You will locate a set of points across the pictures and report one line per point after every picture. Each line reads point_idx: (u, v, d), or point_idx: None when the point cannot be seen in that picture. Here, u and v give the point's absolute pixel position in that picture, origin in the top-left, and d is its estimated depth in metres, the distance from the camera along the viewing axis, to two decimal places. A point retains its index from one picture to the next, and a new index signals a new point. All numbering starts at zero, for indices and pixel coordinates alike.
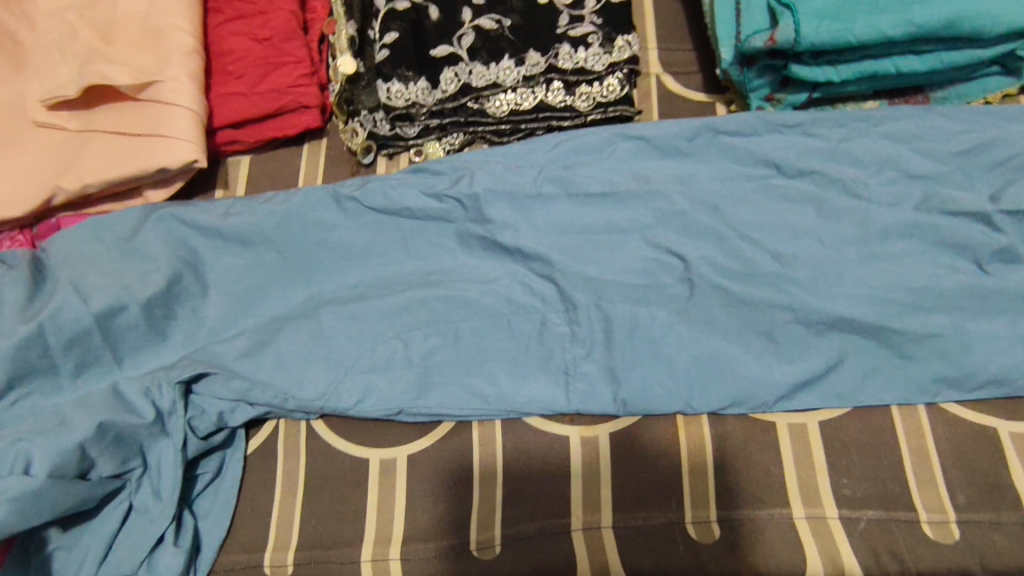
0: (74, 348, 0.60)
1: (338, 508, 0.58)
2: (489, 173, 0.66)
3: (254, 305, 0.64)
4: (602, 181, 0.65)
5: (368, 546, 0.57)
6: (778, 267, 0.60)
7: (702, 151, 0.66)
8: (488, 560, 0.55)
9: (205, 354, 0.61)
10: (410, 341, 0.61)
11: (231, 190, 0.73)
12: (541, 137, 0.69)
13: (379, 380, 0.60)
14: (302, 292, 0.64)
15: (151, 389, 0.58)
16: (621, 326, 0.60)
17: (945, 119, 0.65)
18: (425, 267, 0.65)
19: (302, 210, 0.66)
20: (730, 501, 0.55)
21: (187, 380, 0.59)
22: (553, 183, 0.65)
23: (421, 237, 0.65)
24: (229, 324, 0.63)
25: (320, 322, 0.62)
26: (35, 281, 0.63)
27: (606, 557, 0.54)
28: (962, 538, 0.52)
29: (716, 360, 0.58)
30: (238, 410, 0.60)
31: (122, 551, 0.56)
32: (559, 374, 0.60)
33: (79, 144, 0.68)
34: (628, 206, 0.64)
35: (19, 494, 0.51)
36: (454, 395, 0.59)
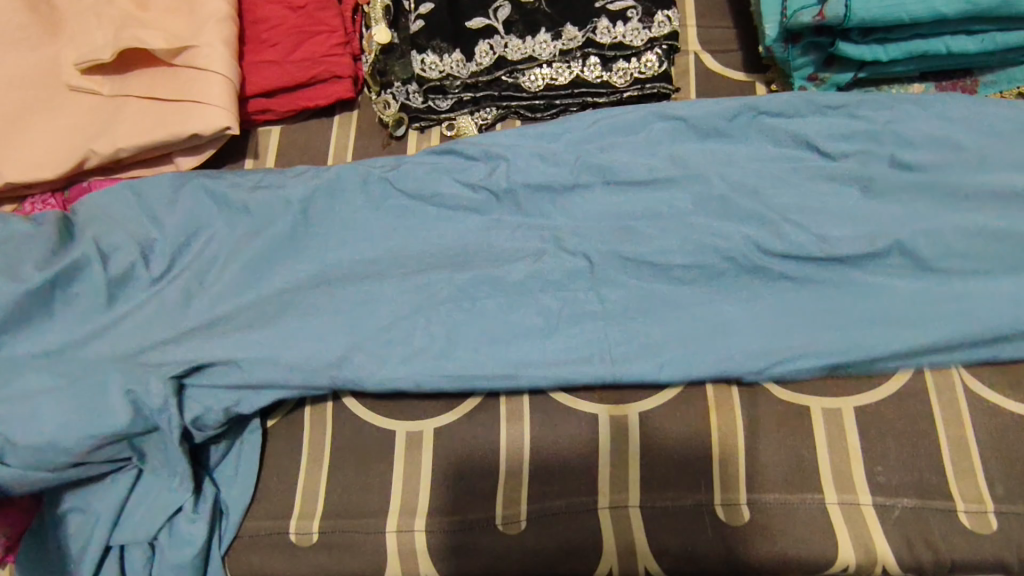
0: (86, 320, 0.61)
1: (364, 478, 0.58)
2: (523, 160, 0.65)
3: (275, 274, 0.63)
4: (640, 168, 0.63)
5: (393, 517, 0.57)
6: (822, 247, 0.58)
7: (742, 132, 0.65)
8: (513, 534, 0.55)
9: (220, 338, 0.60)
10: (441, 311, 0.60)
11: (261, 160, 0.73)
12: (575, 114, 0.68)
13: (408, 347, 0.59)
14: (325, 260, 0.64)
15: (137, 390, 0.56)
16: (657, 300, 0.59)
17: (998, 102, 0.63)
18: (454, 245, 0.64)
19: (330, 187, 0.66)
20: (760, 485, 0.55)
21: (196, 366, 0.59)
22: (589, 172, 0.64)
23: (452, 221, 0.65)
24: (244, 294, 0.62)
25: (345, 295, 0.62)
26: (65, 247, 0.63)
27: (631, 536, 0.54)
28: (1000, 529, 0.51)
29: (754, 333, 0.57)
30: (245, 402, 0.59)
31: (152, 515, 0.56)
32: (591, 347, 0.58)
33: (109, 110, 0.68)
34: (666, 192, 0.63)
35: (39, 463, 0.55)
36: (484, 362, 0.58)
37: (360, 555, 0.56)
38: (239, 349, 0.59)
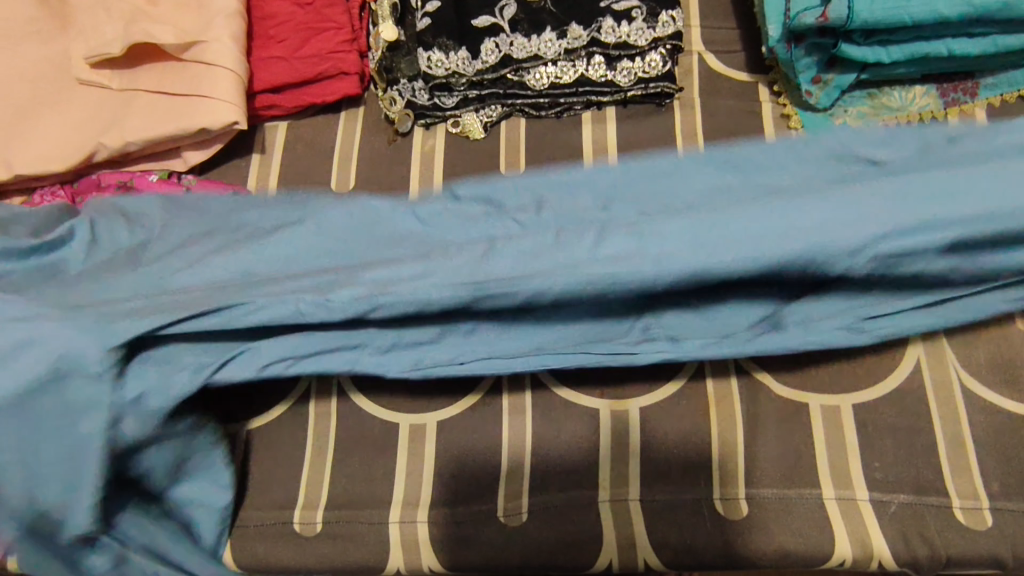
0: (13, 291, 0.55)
1: (368, 470, 0.59)
2: (555, 207, 0.55)
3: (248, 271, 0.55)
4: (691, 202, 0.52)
5: (396, 508, 0.58)
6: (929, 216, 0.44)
7: (806, 160, 0.53)
8: (515, 526, 0.56)
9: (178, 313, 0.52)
10: (441, 264, 0.50)
11: (267, 156, 0.73)
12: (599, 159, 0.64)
13: (400, 270, 0.50)
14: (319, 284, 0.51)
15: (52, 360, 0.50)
16: (704, 224, 0.47)
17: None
18: (470, 269, 0.49)
19: (317, 222, 0.57)
20: (759, 480, 0.55)
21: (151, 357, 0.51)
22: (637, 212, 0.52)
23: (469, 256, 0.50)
24: (189, 275, 0.55)
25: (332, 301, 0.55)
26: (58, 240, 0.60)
27: (631, 529, 0.55)
28: (995, 525, 0.52)
29: (824, 220, 0.45)
30: (179, 386, 0.51)
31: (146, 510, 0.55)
32: (613, 261, 0.47)
33: (118, 104, 0.69)
34: (749, 210, 0.47)
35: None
36: (496, 264, 0.49)
37: (363, 545, 0.57)
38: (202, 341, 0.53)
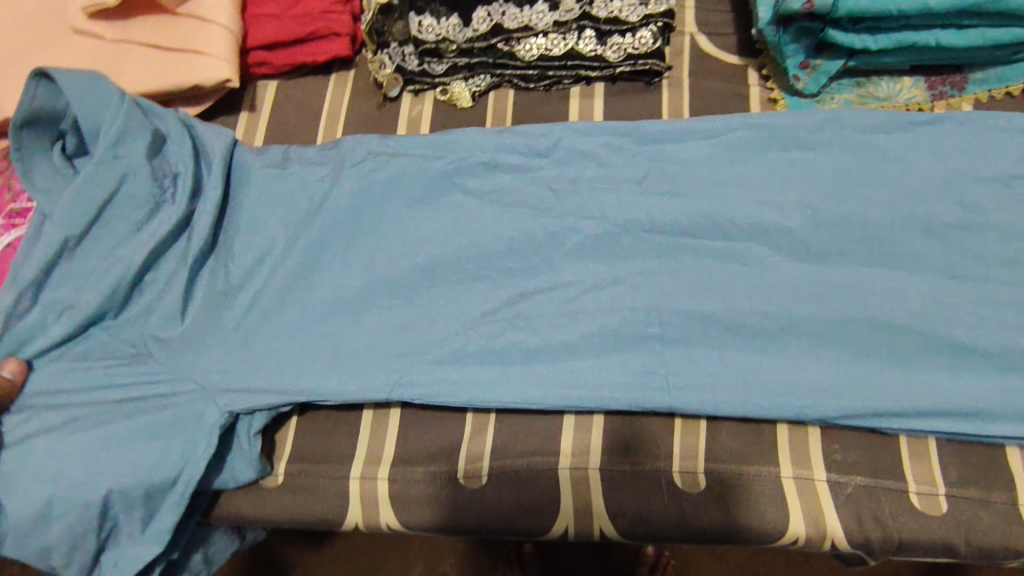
0: (160, 425, 0.54)
1: (334, 426, 0.59)
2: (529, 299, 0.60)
3: (283, 327, 0.59)
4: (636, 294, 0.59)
5: (357, 464, 0.57)
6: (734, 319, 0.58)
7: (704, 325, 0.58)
8: (475, 488, 0.56)
9: (136, 125, 0.60)
10: (415, 312, 0.60)
11: (256, 114, 0.73)
12: (572, 344, 0.58)
13: (398, 305, 0.60)
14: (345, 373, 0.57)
15: (201, 406, 0.55)
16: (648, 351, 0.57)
17: (981, 115, 0.64)
18: (433, 309, 0.60)
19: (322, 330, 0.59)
20: (721, 457, 0.56)
21: (183, 219, 0.61)
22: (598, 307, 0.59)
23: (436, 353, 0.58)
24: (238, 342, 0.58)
25: (259, 416, 0.56)
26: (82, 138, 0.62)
27: (590, 496, 0.55)
28: (949, 511, 0.53)
29: (694, 378, 0.56)
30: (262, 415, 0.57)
31: (85, 536, 0.52)
32: (518, 360, 0.58)
33: (111, 54, 0.68)
34: (632, 321, 0.58)
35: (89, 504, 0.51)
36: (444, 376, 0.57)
37: (322, 500, 0.57)
38: (185, 282, 0.59)
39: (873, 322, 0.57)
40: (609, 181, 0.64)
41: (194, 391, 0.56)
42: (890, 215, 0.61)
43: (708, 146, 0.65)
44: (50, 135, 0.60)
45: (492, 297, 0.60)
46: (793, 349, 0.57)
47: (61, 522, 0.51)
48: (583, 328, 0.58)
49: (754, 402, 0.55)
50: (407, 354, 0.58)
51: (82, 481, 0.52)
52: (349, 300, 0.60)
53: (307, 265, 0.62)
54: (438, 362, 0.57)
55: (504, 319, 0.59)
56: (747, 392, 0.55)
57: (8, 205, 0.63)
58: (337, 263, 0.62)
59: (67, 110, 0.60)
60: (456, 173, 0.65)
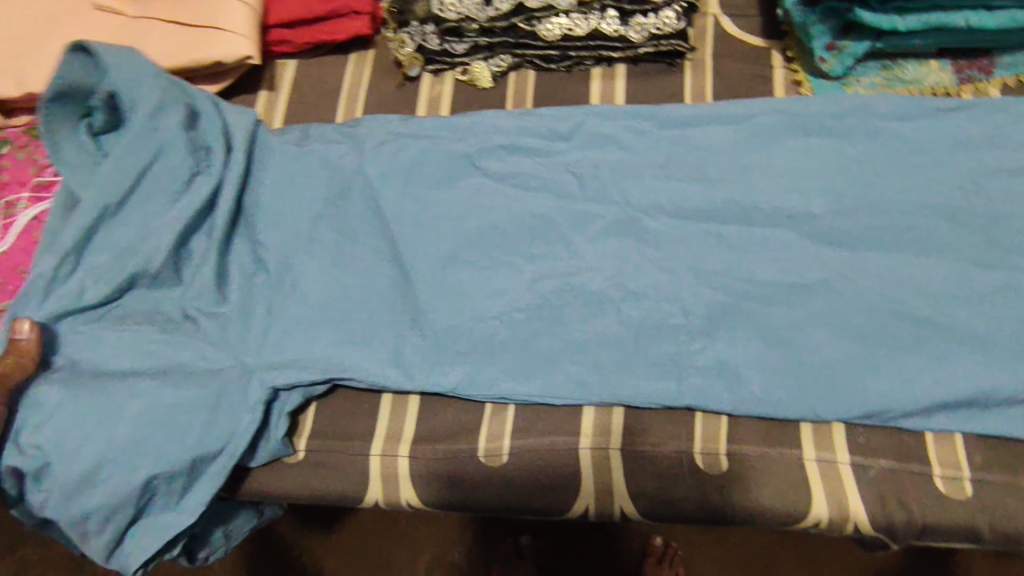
0: (190, 398, 0.53)
1: (353, 405, 0.59)
2: (552, 280, 0.60)
3: (304, 305, 0.59)
4: (659, 278, 0.59)
5: (377, 442, 0.57)
6: (757, 303, 0.58)
7: (729, 314, 0.58)
8: (495, 467, 0.56)
9: (171, 98, 0.60)
10: (436, 292, 0.59)
11: (275, 93, 0.73)
12: (593, 330, 0.58)
13: (419, 286, 0.60)
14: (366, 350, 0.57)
15: (227, 384, 0.54)
16: (671, 336, 0.57)
17: (1010, 98, 0.64)
18: (456, 291, 0.59)
19: (345, 308, 0.59)
20: (744, 438, 0.55)
21: (211, 194, 0.60)
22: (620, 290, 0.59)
23: (459, 336, 0.58)
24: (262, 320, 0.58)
25: (288, 396, 0.56)
26: (115, 116, 0.62)
27: (611, 476, 0.55)
28: (974, 496, 0.52)
29: (719, 363, 0.56)
30: (294, 395, 0.56)
31: (113, 513, 0.51)
32: (540, 342, 0.57)
33: (131, 31, 0.68)
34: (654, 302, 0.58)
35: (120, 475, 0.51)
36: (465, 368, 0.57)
37: (344, 478, 0.57)
38: (207, 261, 0.59)
39: (897, 307, 0.57)
40: (634, 166, 0.64)
41: (219, 369, 0.55)
42: (916, 203, 0.61)
43: (730, 131, 0.65)
44: (76, 111, 0.60)
45: (514, 277, 0.60)
46: (820, 338, 0.56)
47: (93, 496, 0.51)
48: (605, 311, 0.58)
49: (775, 388, 0.55)
50: (429, 336, 0.58)
51: (112, 457, 0.51)
52: (371, 279, 0.60)
53: (329, 244, 0.61)
54: (461, 345, 0.57)
55: (525, 301, 0.59)
56: (769, 375, 0.55)
57: (32, 180, 0.63)
58: (358, 243, 0.61)
59: (100, 86, 0.59)
60: (477, 155, 0.64)
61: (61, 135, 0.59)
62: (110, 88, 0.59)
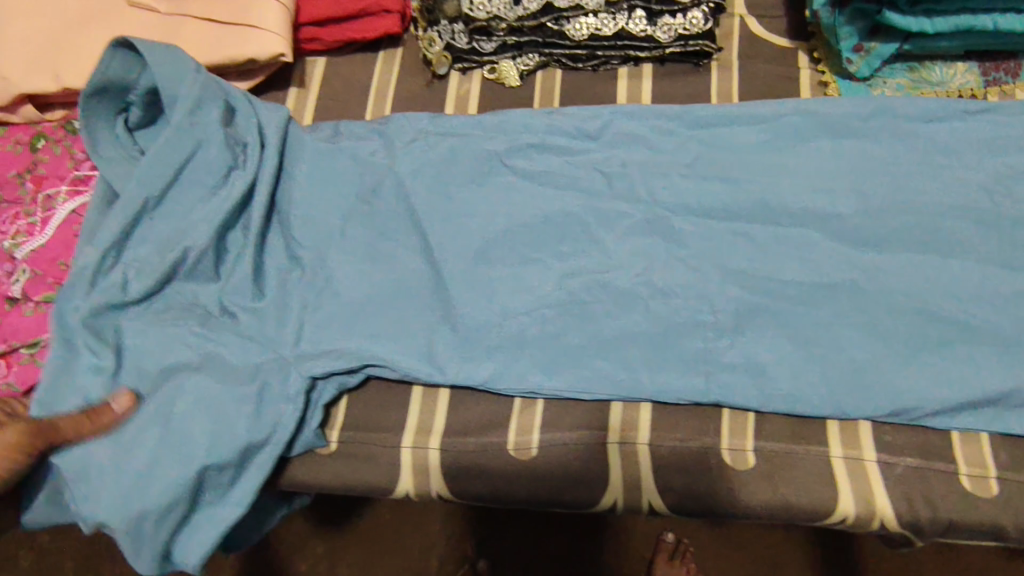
0: (233, 388, 0.54)
1: (384, 398, 0.60)
2: (581, 279, 0.61)
3: (339, 301, 0.60)
4: (685, 279, 0.60)
5: (408, 434, 0.58)
6: (785, 303, 0.59)
7: (755, 313, 0.59)
8: (524, 460, 0.57)
9: (209, 95, 0.61)
10: (466, 289, 0.60)
11: (305, 89, 0.74)
12: (622, 327, 0.59)
13: (450, 284, 0.60)
14: (400, 345, 0.58)
15: (262, 374, 0.56)
16: (698, 334, 0.58)
17: None
18: (485, 289, 0.60)
19: (378, 303, 0.60)
20: (771, 435, 0.56)
21: (247, 187, 0.61)
22: (648, 288, 0.60)
23: (491, 333, 0.59)
24: (296, 314, 0.59)
25: (326, 387, 0.58)
26: (151, 110, 0.63)
27: (640, 470, 0.56)
28: (1000, 494, 0.53)
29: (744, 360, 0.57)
30: (331, 385, 0.58)
31: (169, 509, 0.51)
32: (571, 342, 0.58)
33: (165, 27, 0.69)
34: (682, 300, 0.59)
35: (168, 463, 0.52)
36: (497, 366, 0.58)
37: (375, 469, 0.58)
38: (245, 256, 0.60)
39: (924, 308, 0.58)
40: (661, 166, 0.64)
41: (257, 361, 0.56)
42: (943, 204, 0.61)
43: (757, 132, 0.65)
44: (114, 108, 0.62)
45: (543, 276, 0.61)
46: (847, 337, 0.57)
47: (144, 485, 0.52)
48: (632, 310, 0.59)
49: (802, 385, 0.56)
50: (461, 334, 0.59)
51: (163, 450, 0.53)
52: (402, 275, 0.61)
53: (362, 240, 0.62)
54: (493, 342, 0.58)
55: (554, 299, 0.60)
56: (797, 373, 0.56)
57: (70, 173, 0.64)
58: (390, 239, 0.62)
59: (139, 80, 0.61)
60: (506, 153, 0.65)
61: (103, 129, 0.61)
62: (145, 81, 0.61)
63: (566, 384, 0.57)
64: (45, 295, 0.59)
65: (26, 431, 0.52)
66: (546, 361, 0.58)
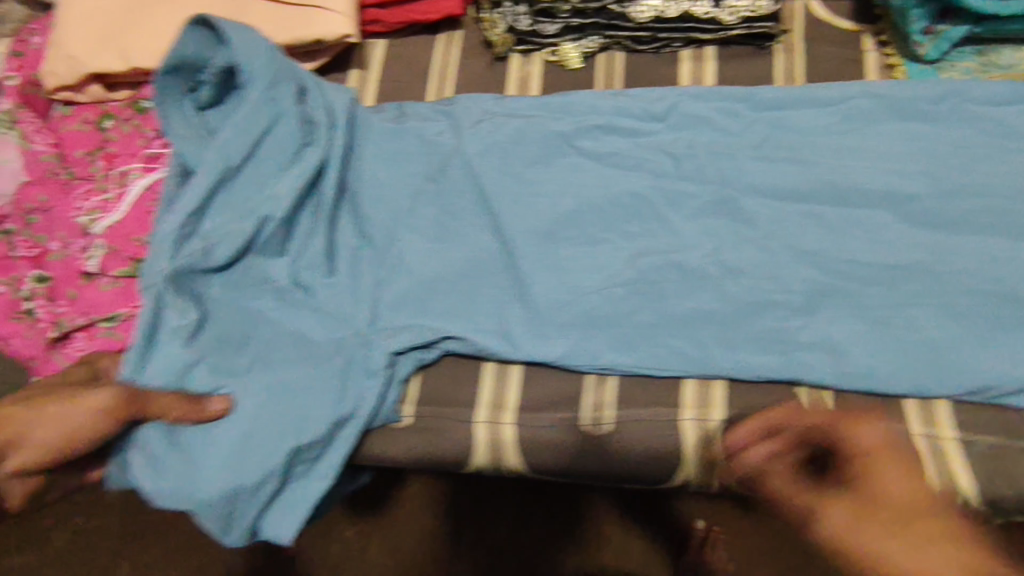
0: (321, 362, 0.56)
1: (456, 373, 0.60)
2: (654, 257, 0.59)
3: (413, 277, 0.60)
4: (759, 259, 0.59)
5: (481, 410, 0.59)
6: (858, 284, 0.59)
7: (830, 292, 0.58)
8: (598, 435, 0.57)
9: (285, 75, 0.61)
10: (537, 268, 0.60)
11: (366, 71, 0.74)
12: (698, 306, 0.57)
13: (520, 261, 0.60)
14: (476, 323, 0.58)
15: (347, 349, 0.57)
16: (773, 313, 0.58)
17: None
18: (559, 270, 0.60)
19: (452, 279, 0.60)
20: (847, 413, 0.56)
21: (319, 163, 0.61)
22: (721, 267, 0.59)
23: (561, 316, 0.58)
24: (370, 292, 0.60)
25: (404, 363, 0.58)
26: (223, 89, 0.63)
27: (715, 447, 0.56)
28: None
29: (819, 339, 0.57)
30: (408, 360, 0.58)
31: (265, 477, 0.53)
32: (646, 323, 0.58)
33: (232, 8, 0.69)
34: (756, 279, 0.58)
35: (261, 431, 0.54)
36: (573, 345, 0.57)
37: (447, 445, 0.58)
38: (320, 233, 0.61)
39: (1000, 289, 0.57)
40: (729, 144, 0.63)
41: (338, 337, 0.58)
42: (1016, 186, 0.61)
43: (824, 115, 0.65)
44: (185, 85, 0.61)
45: (616, 256, 0.60)
46: (922, 317, 0.57)
47: (239, 453, 0.53)
48: (707, 290, 0.58)
49: (877, 364, 0.56)
50: (537, 313, 0.58)
51: (258, 419, 0.54)
52: (474, 253, 0.61)
53: (431, 219, 0.62)
54: (570, 322, 0.58)
55: (627, 277, 0.59)
56: (872, 352, 0.56)
57: (142, 151, 0.64)
58: (459, 218, 0.62)
59: (216, 58, 0.61)
60: (574, 136, 0.64)
61: (175, 107, 0.61)
62: (223, 59, 0.60)
63: (646, 363, 0.57)
64: (123, 270, 0.60)
65: (118, 398, 0.52)
66: (626, 342, 0.57)
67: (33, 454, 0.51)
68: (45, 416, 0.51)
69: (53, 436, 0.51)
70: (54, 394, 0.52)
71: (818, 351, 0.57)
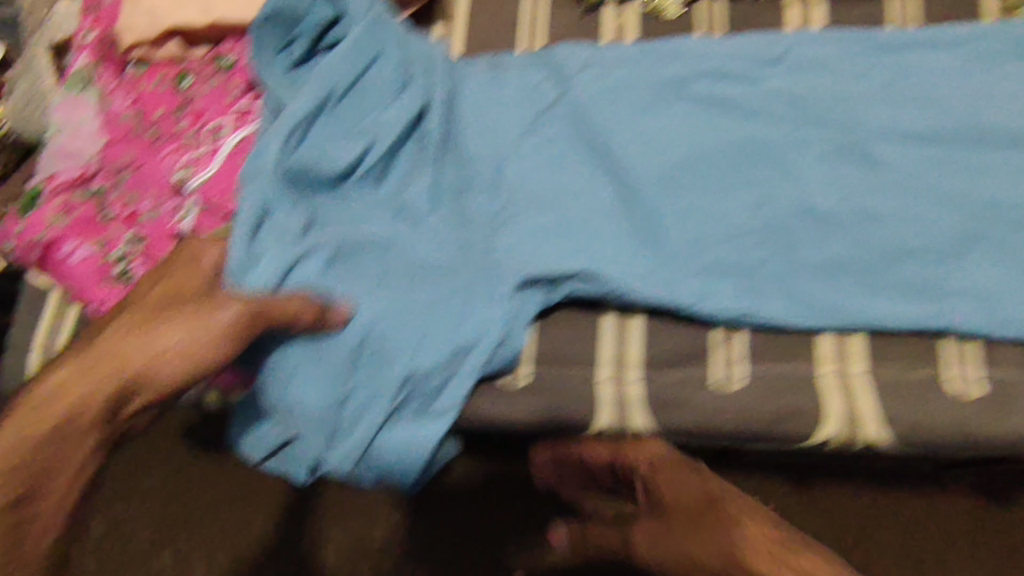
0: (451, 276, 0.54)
1: (572, 332, 0.57)
2: (784, 203, 0.56)
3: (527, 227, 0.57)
4: (896, 204, 0.56)
5: (603, 368, 0.56)
6: (1008, 228, 0.54)
7: (976, 239, 0.54)
8: (730, 392, 0.54)
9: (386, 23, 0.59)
10: (659, 217, 0.57)
11: (452, 25, 0.71)
12: (835, 254, 0.55)
13: (638, 211, 0.57)
14: (605, 273, 0.54)
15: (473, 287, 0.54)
16: (913, 262, 0.54)
17: None
18: (683, 216, 0.57)
19: (568, 229, 0.57)
20: (999, 366, 0.52)
21: (418, 109, 0.58)
22: (854, 214, 0.56)
23: (696, 261, 0.55)
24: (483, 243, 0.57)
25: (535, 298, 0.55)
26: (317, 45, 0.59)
27: (856, 402, 0.53)
28: None
29: (966, 288, 0.53)
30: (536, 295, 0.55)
31: (386, 397, 0.52)
32: (780, 273, 0.55)
33: None
34: (894, 226, 0.55)
35: (396, 333, 0.52)
36: (708, 290, 0.54)
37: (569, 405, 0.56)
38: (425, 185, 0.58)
39: None
40: (852, 88, 0.60)
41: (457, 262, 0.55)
42: None
43: (955, 54, 0.60)
44: (280, 37, 0.57)
45: (742, 203, 0.56)
46: None
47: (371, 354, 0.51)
48: (843, 237, 0.55)
49: None
50: (665, 260, 0.55)
51: (391, 316, 0.52)
52: (589, 203, 0.57)
53: (539, 169, 0.59)
54: (702, 272, 0.55)
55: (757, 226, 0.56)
56: None
57: (231, 105, 0.61)
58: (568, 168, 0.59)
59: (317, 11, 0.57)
60: (686, 80, 0.61)
61: (271, 61, 0.58)
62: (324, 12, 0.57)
63: (786, 313, 0.54)
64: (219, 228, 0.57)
65: (245, 313, 0.45)
66: (763, 291, 0.54)
67: (159, 389, 0.43)
68: (161, 337, 0.43)
69: (176, 363, 0.43)
70: (165, 315, 0.44)
71: (967, 300, 0.53)
